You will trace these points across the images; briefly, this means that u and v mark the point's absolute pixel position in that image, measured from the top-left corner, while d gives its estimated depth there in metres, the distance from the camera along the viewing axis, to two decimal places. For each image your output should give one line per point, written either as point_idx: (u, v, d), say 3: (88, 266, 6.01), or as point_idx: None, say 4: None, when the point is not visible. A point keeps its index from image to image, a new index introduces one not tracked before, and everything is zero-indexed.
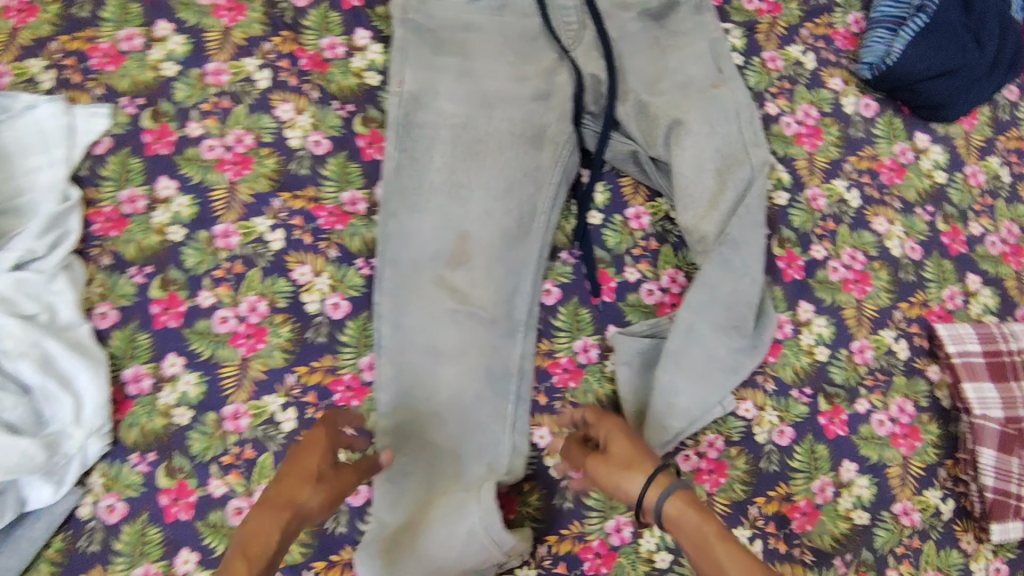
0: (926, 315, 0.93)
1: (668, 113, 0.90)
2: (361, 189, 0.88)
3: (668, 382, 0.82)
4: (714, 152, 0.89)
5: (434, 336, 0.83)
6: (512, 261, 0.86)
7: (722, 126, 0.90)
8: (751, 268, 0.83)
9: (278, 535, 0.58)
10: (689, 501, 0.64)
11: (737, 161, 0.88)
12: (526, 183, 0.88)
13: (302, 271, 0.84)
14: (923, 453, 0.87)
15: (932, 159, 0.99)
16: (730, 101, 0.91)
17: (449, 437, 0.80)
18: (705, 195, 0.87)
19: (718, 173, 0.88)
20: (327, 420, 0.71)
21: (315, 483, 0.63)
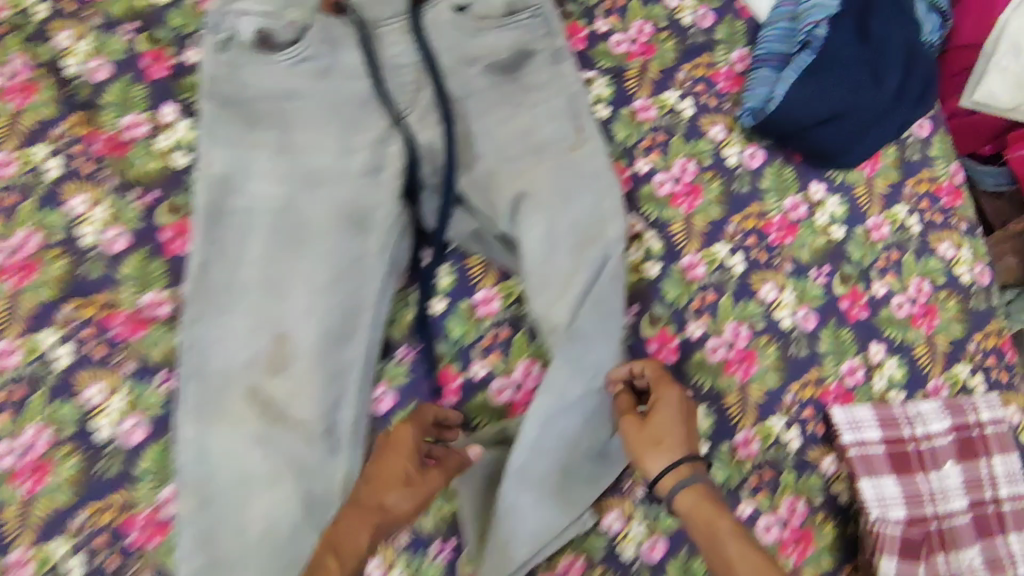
0: (821, 396, 0.83)
1: (514, 186, 0.79)
2: (163, 289, 0.77)
3: (510, 508, 0.71)
4: (568, 229, 0.77)
5: (244, 463, 0.73)
6: (334, 366, 0.76)
7: (578, 198, 0.78)
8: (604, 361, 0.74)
9: (367, 537, 0.61)
10: (704, 498, 0.66)
11: (592, 239, 0.77)
12: (352, 276, 0.77)
13: (93, 391, 0.75)
14: (816, 561, 0.77)
15: (828, 212, 0.88)
16: (587, 166, 0.80)
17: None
18: (555, 278, 0.76)
19: (573, 253, 0.76)
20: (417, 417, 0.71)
21: (401, 489, 0.64)
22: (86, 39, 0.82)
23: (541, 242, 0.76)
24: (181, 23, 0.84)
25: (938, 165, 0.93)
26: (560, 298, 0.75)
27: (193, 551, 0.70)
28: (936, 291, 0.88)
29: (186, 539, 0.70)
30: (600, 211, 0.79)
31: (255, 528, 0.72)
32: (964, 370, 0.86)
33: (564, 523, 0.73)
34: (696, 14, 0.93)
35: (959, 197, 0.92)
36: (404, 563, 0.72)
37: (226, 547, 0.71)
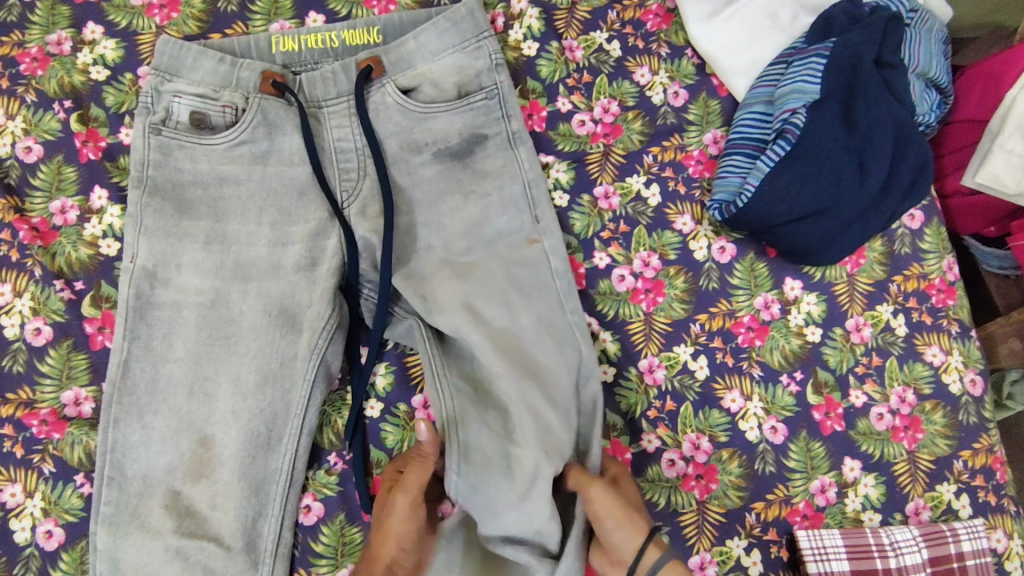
0: (788, 516, 0.76)
1: (450, 289, 0.74)
2: (86, 385, 0.74)
3: None
4: (537, 332, 0.74)
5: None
6: (257, 476, 0.71)
7: (541, 296, 0.76)
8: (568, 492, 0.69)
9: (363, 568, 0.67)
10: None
11: (562, 336, 0.75)
12: (281, 377, 0.73)
13: (10, 491, 0.71)
14: None
15: (805, 311, 0.82)
16: (542, 263, 0.77)
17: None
18: (530, 386, 0.70)
19: (542, 362, 0.73)
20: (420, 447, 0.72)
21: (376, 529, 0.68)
22: (18, 117, 0.79)
23: (510, 346, 0.72)
24: (117, 101, 0.81)
25: (930, 259, 0.86)
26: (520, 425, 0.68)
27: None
28: (920, 401, 0.81)
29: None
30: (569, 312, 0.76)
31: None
32: (949, 491, 0.78)
33: None
34: (667, 91, 0.87)
35: (952, 295, 0.85)
36: None
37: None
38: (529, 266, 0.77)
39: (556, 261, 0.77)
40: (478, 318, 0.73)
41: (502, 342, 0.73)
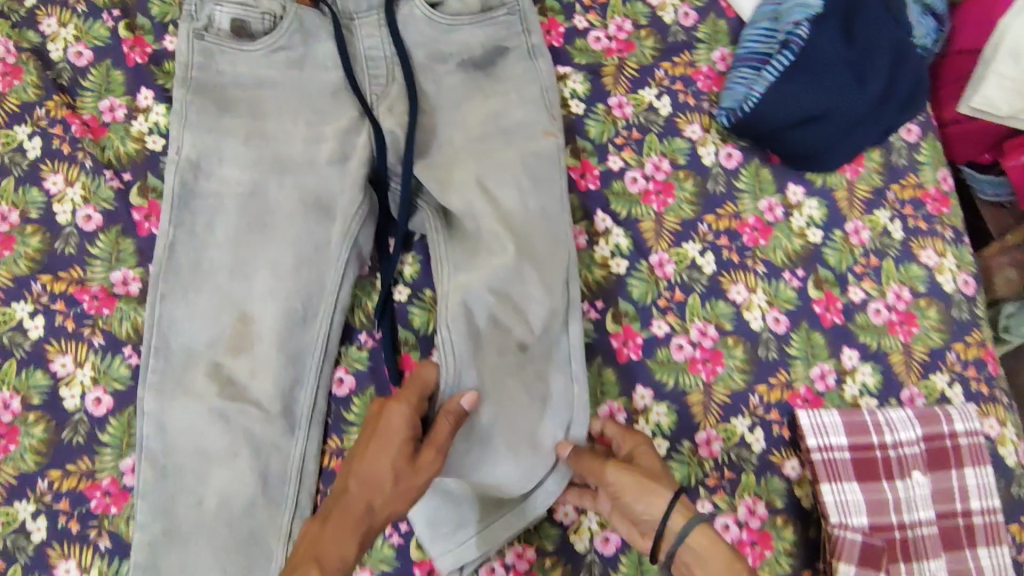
0: (789, 399, 0.81)
1: (472, 172, 0.80)
2: (134, 267, 0.79)
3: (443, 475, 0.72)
4: (534, 220, 0.79)
5: (199, 438, 0.74)
6: (294, 349, 0.76)
7: (548, 187, 0.81)
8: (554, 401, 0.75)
9: (355, 538, 0.57)
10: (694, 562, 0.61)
11: (559, 227, 0.80)
12: (315, 261, 0.78)
13: (62, 362, 0.76)
14: (773, 563, 0.75)
15: (807, 215, 0.87)
16: (556, 154, 0.82)
17: (211, 555, 0.72)
18: (532, 265, 0.77)
19: (542, 250, 0.78)
20: (403, 392, 0.65)
21: (389, 489, 0.58)
22: (70, 24, 0.85)
23: (513, 225, 0.78)
24: (162, 12, 0.87)
25: (925, 171, 0.91)
26: (512, 313, 0.76)
27: (150, 519, 0.73)
28: (915, 299, 0.86)
29: (143, 508, 0.73)
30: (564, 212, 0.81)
31: (211, 501, 0.73)
32: (942, 380, 0.83)
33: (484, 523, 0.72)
34: (678, 12, 0.92)
35: (946, 204, 0.90)
36: None
37: (183, 517, 0.73)
38: (543, 155, 0.82)
39: (566, 156, 0.82)
40: (490, 196, 0.79)
41: (511, 224, 0.78)
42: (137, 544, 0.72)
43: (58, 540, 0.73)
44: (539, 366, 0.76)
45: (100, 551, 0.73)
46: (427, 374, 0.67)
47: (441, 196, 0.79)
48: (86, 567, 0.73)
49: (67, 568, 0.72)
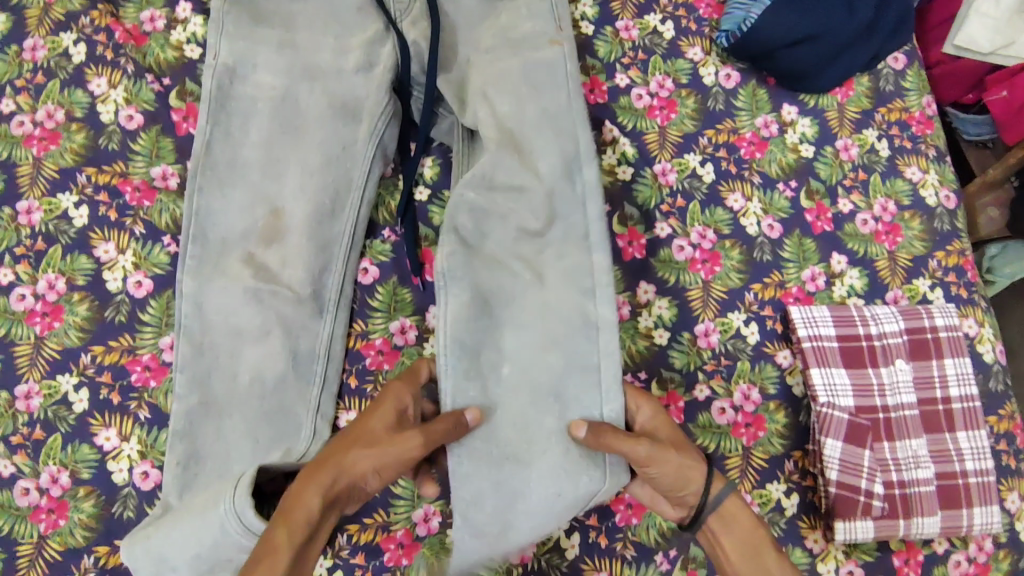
0: (782, 297, 0.86)
1: (481, 87, 0.84)
2: (173, 163, 0.85)
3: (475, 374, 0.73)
4: (535, 118, 0.82)
5: (233, 320, 0.80)
6: (323, 238, 0.82)
7: (548, 91, 0.83)
8: (575, 274, 0.77)
9: (318, 497, 0.62)
10: (745, 507, 0.65)
11: (561, 123, 0.82)
12: (342, 159, 0.84)
13: (105, 248, 0.82)
14: (765, 443, 0.81)
15: (799, 132, 0.93)
16: (557, 61, 0.85)
17: (245, 424, 0.77)
18: (520, 157, 0.80)
19: (540, 145, 0.81)
20: (376, 403, 0.69)
21: (363, 447, 0.64)
22: None
23: (510, 130, 0.82)
24: None
25: (911, 96, 0.97)
26: (508, 208, 0.79)
27: (188, 391, 0.78)
28: (900, 211, 0.92)
29: (181, 380, 0.78)
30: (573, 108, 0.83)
31: (245, 376, 0.79)
32: (924, 284, 0.89)
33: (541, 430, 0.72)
34: None
35: (930, 126, 0.96)
36: None
37: (219, 390, 0.78)
38: (543, 63, 0.84)
39: (570, 65, 0.85)
40: (491, 106, 0.83)
41: (506, 134, 0.82)
42: (176, 413, 0.77)
43: (99, 410, 0.78)
44: (556, 248, 0.78)
45: (140, 422, 0.78)
46: (393, 389, 0.70)
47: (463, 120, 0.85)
48: (126, 435, 0.78)
49: (108, 436, 0.77)
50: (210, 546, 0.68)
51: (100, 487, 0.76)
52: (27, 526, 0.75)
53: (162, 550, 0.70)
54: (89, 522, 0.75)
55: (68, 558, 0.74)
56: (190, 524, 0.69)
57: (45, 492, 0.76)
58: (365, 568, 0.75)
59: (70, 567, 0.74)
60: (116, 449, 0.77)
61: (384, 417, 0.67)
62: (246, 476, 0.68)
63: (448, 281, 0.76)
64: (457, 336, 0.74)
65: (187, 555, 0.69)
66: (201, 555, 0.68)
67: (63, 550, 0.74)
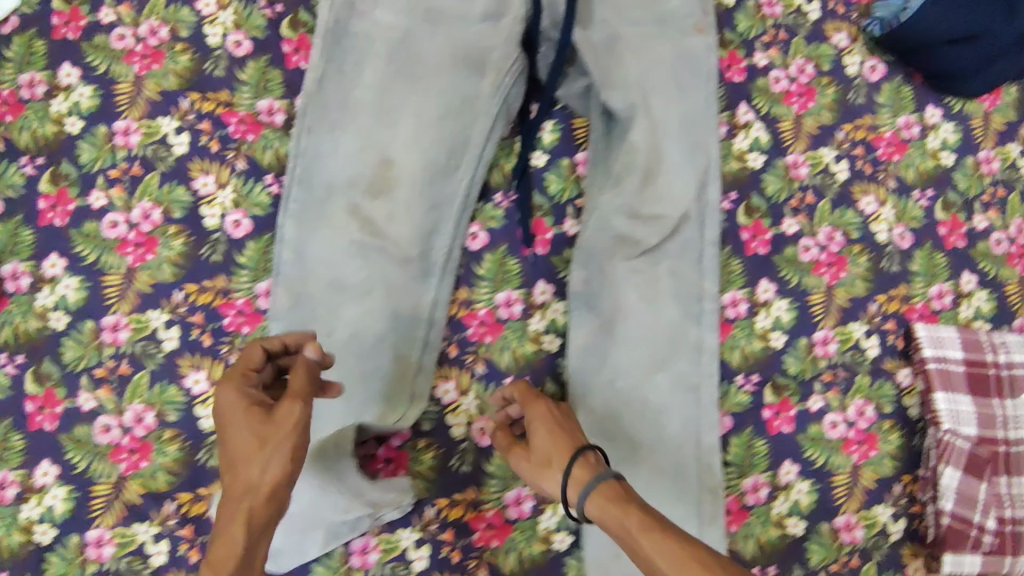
0: (906, 312, 0.82)
1: (632, 69, 0.77)
2: (281, 99, 0.79)
3: (586, 383, 0.76)
4: (677, 125, 0.78)
5: (334, 272, 0.75)
6: (436, 197, 0.77)
7: (690, 94, 0.79)
8: (688, 296, 0.77)
9: (242, 534, 0.49)
10: (610, 497, 0.56)
11: (699, 135, 0.79)
12: (461, 113, 0.78)
13: (204, 181, 0.77)
14: (877, 463, 0.77)
15: (941, 137, 0.87)
16: (699, 59, 0.80)
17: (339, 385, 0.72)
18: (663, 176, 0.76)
19: (680, 160, 0.77)
20: (222, 418, 0.54)
21: (256, 457, 0.51)
22: None
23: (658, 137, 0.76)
24: None
25: None
26: (645, 227, 0.76)
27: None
28: None
29: (276, 330, 0.73)
30: (709, 115, 0.80)
31: (342, 333, 0.73)
32: None
33: (648, 456, 0.74)
34: None
35: None
36: (476, 391, 0.76)
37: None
38: (686, 59, 0.80)
39: (713, 59, 0.81)
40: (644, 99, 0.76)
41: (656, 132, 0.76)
42: None
43: (190, 351, 0.75)
44: (674, 265, 0.77)
45: None
46: (227, 394, 0.54)
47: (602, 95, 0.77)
48: (215, 380, 0.74)
49: (197, 379, 0.74)
50: (310, 496, 0.66)
51: (187, 431, 0.73)
52: (106, 465, 0.72)
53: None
54: (172, 467, 0.73)
55: (148, 503, 0.72)
56: None
57: (127, 432, 0.73)
58: (452, 546, 0.73)
59: (149, 513, 0.72)
60: (205, 393, 0.74)
61: (241, 425, 0.53)
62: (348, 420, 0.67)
63: (577, 305, 0.77)
64: (579, 352, 0.76)
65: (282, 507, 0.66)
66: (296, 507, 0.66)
67: (144, 494, 0.72)
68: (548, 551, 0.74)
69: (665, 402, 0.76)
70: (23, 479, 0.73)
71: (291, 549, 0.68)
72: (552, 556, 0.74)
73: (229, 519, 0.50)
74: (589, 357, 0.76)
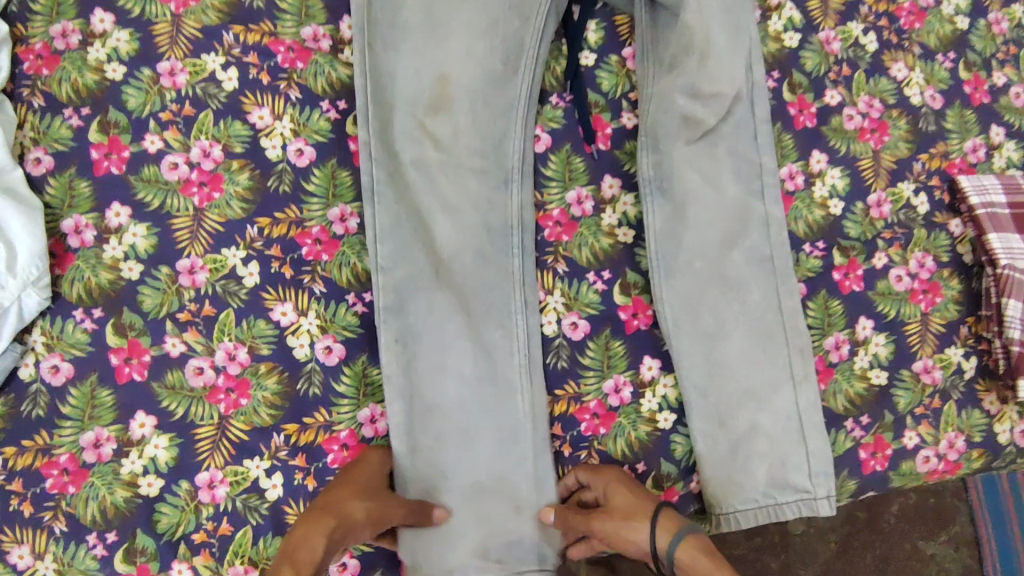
0: (947, 168, 0.86)
1: None
2: (324, 24, 0.79)
3: (664, 265, 0.77)
4: (721, 9, 0.78)
5: (426, 197, 0.74)
6: (499, 105, 0.77)
7: None
8: (747, 172, 0.79)
9: (323, 539, 0.58)
10: (701, 548, 0.63)
11: (741, 19, 0.80)
12: (511, 18, 0.78)
13: (260, 114, 0.75)
14: (943, 309, 0.81)
15: (954, 4, 0.92)
16: None
17: (451, 308, 0.73)
18: (717, 59, 0.77)
19: (729, 43, 0.78)
20: (358, 465, 0.69)
21: (362, 500, 0.64)
22: None
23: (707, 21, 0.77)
24: None
25: None
26: (704, 110, 0.77)
27: (391, 265, 0.73)
28: None
29: (384, 255, 0.73)
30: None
31: (443, 253, 0.73)
32: None
33: (738, 330, 0.75)
34: None
35: None
36: (561, 289, 0.77)
37: (420, 266, 0.74)
38: None
39: None
40: None
41: (705, 17, 0.77)
42: (381, 289, 0.72)
43: (273, 285, 0.72)
44: (731, 144, 0.79)
45: (316, 296, 0.73)
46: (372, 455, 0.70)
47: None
48: (303, 310, 0.72)
49: (285, 311, 0.72)
50: (498, 474, 0.71)
51: (282, 363, 0.71)
52: (205, 408, 0.69)
53: (442, 466, 0.70)
54: (273, 401, 0.70)
55: (256, 439, 0.70)
56: (484, 437, 0.71)
57: (221, 371, 0.70)
58: (562, 439, 0.74)
59: (258, 448, 0.69)
60: (295, 324, 0.72)
61: (363, 480, 0.67)
62: (543, 420, 0.72)
63: (648, 192, 0.79)
64: (654, 236, 0.78)
65: (468, 480, 0.70)
66: (483, 483, 0.71)
67: (250, 431, 0.70)
68: (655, 430, 0.75)
69: (743, 276, 0.77)
70: (119, 435, 0.68)
71: (440, 537, 0.69)
72: (659, 434, 0.75)
73: (316, 528, 0.59)
74: (665, 241, 0.78)
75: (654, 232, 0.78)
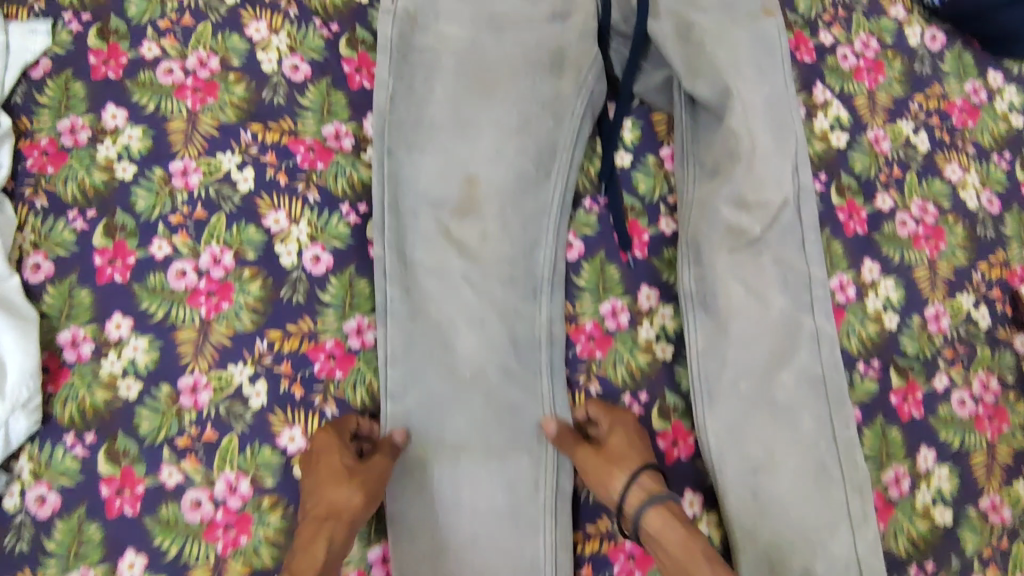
0: (1008, 278, 0.81)
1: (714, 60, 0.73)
2: (347, 121, 0.74)
3: (707, 387, 0.71)
4: (765, 111, 0.74)
5: (445, 310, 0.69)
6: (529, 209, 0.72)
7: (771, 76, 0.75)
8: (797, 283, 0.72)
9: (325, 545, 0.56)
10: (675, 518, 0.60)
11: (787, 118, 0.75)
12: (543, 118, 0.74)
13: (276, 217, 0.71)
14: (1009, 437, 0.75)
15: (1007, 100, 0.87)
16: (774, 38, 0.76)
17: (467, 436, 0.66)
18: (761, 165, 0.72)
19: (774, 146, 0.73)
20: (317, 453, 0.62)
21: (348, 482, 0.60)
22: None
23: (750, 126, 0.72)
24: None
25: None
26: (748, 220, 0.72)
27: (404, 390, 0.67)
28: None
29: (395, 376, 0.67)
30: (791, 96, 0.76)
31: (462, 372, 0.67)
32: None
33: (790, 462, 0.68)
34: None
35: None
36: None
37: (437, 388, 0.67)
38: (761, 40, 0.76)
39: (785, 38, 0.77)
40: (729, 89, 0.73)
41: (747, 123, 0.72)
42: (394, 415, 0.67)
43: (281, 406, 0.66)
44: (779, 252, 0.72)
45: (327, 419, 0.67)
46: (326, 437, 0.63)
47: (685, 84, 0.75)
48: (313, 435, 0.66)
49: (293, 436, 0.66)
50: None
51: (287, 495, 0.65)
52: (201, 547, 0.63)
53: None
54: (275, 538, 0.64)
55: None
56: None
57: (220, 504, 0.64)
58: None
59: None
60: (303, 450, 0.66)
61: (334, 462, 0.61)
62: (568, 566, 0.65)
63: (689, 306, 0.73)
64: (698, 355, 0.72)
65: None
66: None
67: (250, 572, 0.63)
68: None
69: (794, 401, 0.69)
70: None
71: None
72: None
73: (314, 539, 0.57)
74: (709, 360, 0.71)
75: (697, 350, 0.72)
